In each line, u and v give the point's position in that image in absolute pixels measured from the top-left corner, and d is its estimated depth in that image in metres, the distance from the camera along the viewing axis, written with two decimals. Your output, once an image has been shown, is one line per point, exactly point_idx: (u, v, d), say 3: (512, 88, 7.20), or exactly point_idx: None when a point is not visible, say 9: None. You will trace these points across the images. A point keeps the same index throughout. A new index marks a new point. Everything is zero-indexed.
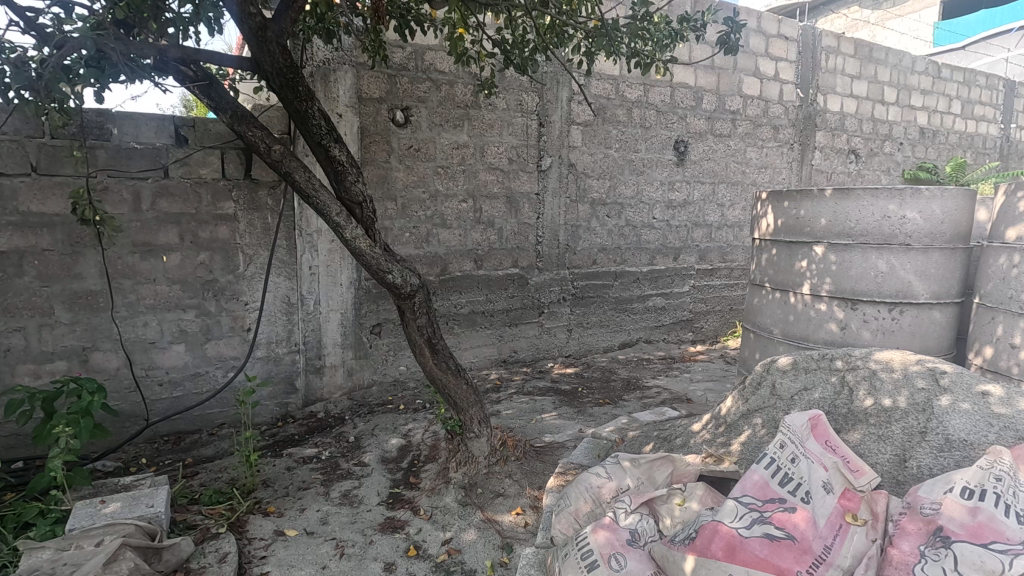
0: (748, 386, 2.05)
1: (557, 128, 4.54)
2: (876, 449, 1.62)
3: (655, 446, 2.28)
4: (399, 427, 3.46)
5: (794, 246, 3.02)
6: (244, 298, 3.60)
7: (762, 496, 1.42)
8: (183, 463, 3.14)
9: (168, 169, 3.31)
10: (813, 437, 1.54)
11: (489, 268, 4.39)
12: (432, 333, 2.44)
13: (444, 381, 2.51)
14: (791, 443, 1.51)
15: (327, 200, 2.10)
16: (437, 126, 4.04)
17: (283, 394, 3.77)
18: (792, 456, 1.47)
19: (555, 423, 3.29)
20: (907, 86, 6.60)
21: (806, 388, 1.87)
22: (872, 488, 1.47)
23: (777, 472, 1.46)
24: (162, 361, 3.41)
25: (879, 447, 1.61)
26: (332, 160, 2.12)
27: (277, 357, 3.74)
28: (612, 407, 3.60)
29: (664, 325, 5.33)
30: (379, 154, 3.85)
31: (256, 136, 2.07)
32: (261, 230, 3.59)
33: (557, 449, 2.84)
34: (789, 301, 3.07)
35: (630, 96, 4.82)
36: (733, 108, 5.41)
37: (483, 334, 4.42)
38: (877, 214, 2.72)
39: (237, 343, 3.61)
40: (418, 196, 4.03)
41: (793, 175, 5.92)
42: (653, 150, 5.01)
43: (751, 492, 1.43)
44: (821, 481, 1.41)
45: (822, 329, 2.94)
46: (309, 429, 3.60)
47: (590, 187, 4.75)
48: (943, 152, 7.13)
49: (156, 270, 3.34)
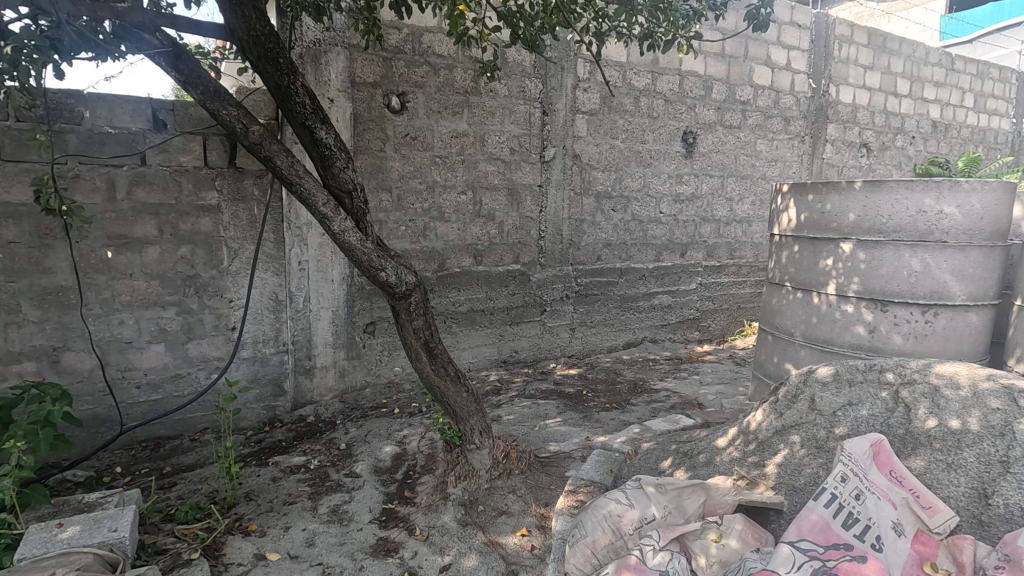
0: (783, 398, 1.86)
1: (562, 117, 4.31)
2: (948, 480, 1.47)
3: (675, 462, 2.07)
4: (394, 433, 3.25)
5: (819, 242, 2.81)
6: (228, 295, 3.37)
7: (825, 540, 1.33)
8: (160, 473, 2.93)
9: (146, 156, 3.07)
10: (876, 467, 1.48)
11: (490, 264, 4.17)
12: (429, 335, 2.22)
13: (442, 390, 2.29)
14: (854, 476, 1.44)
15: (313, 187, 1.87)
16: (435, 113, 3.81)
17: (270, 397, 3.56)
18: (857, 493, 1.41)
19: (560, 429, 3.09)
20: (921, 78, 6.40)
21: (852, 403, 1.70)
22: (949, 530, 1.39)
23: (840, 511, 1.38)
24: (140, 361, 3.19)
25: (951, 478, 1.46)
26: (317, 142, 1.88)
27: (265, 357, 3.52)
28: (619, 412, 3.39)
29: (670, 324, 5.13)
30: (374, 142, 3.62)
31: (231, 116, 1.79)
32: (247, 222, 3.36)
33: (564, 460, 2.64)
34: (812, 301, 2.87)
35: (638, 85, 4.60)
36: (743, 99, 5.19)
37: (483, 333, 4.21)
38: (911, 208, 2.52)
39: (221, 343, 3.39)
40: (415, 187, 3.81)
41: (803, 170, 5.71)
42: (660, 141, 4.79)
43: (810, 536, 1.35)
44: (889, 522, 1.35)
45: (848, 332, 2.74)
46: (297, 433, 3.38)
47: (595, 180, 4.53)
48: (955, 146, 6.94)
49: (132, 264, 3.11)
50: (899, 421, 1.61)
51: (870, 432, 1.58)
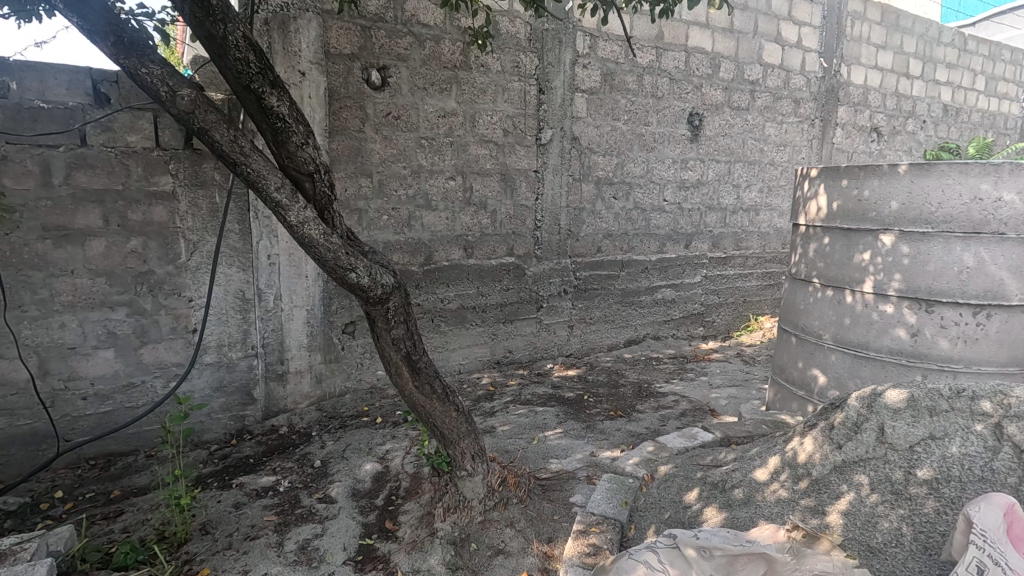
0: (841, 427, 1.58)
1: (559, 95, 3.94)
2: None
3: (704, 497, 1.76)
4: (376, 448, 2.91)
5: (854, 234, 2.49)
6: (187, 293, 2.99)
7: None
8: (108, 498, 2.58)
9: (86, 135, 2.67)
10: (1012, 546, 1.17)
11: (481, 257, 3.82)
12: (411, 346, 1.87)
13: (428, 409, 1.94)
14: (994, 566, 1.13)
15: (264, 167, 1.49)
16: (421, 90, 3.43)
17: (238, 406, 3.20)
18: None
19: (561, 443, 2.77)
20: (933, 59, 6.08)
21: (937, 437, 1.42)
22: None
23: None
24: (85, 369, 2.81)
25: None
26: (266, 110, 1.49)
27: (231, 362, 3.15)
28: (625, 421, 3.08)
29: (673, 319, 4.82)
30: (352, 122, 3.24)
31: (151, 75, 1.40)
32: (207, 211, 2.97)
33: (567, 482, 2.33)
34: (845, 301, 2.56)
35: (641, 62, 4.24)
36: (752, 79, 4.84)
37: (474, 332, 3.87)
38: (965, 195, 2.20)
39: (180, 347, 3.02)
40: (398, 171, 3.43)
41: (812, 155, 5.39)
42: (665, 123, 4.44)
43: None
44: None
45: (886, 335, 2.43)
46: (267, 447, 3.03)
47: (595, 165, 4.18)
48: (965, 132, 6.65)
49: (73, 259, 2.72)
50: (1005, 467, 1.32)
51: (994, 495, 1.26)
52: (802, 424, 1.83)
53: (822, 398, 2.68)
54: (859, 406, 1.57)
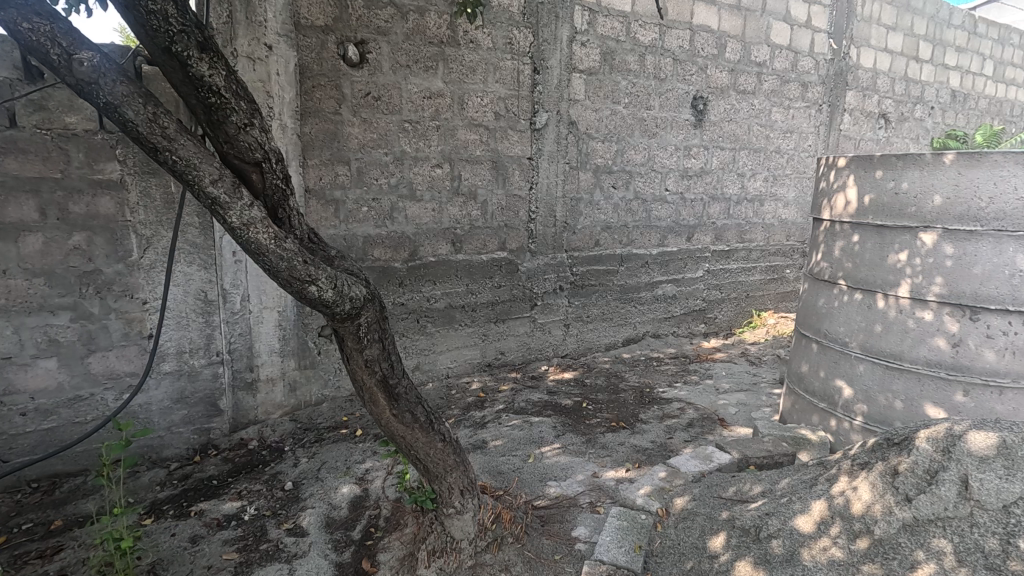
0: (910, 476, 1.36)
1: (556, 75, 3.62)
2: None
3: (735, 547, 1.51)
4: (354, 466, 2.63)
5: (889, 231, 2.22)
6: (141, 295, 2.67)
7: None
8: (47, 530, 2.27)
9: (15, 114, 2.31)
10: None
11: (471, 252, 3.52)
12: (389, 369, 1.58)
13: (408, 440, 1.65)
14: None
15: (196, 154, 1.19)
16: (403, 68, 3.10)
17: (202, 419, 2.89)
18: None
19: (560, 461, 2.51)
20: (943, 42, 5.81)
21: None
22: None
23: None
24: (24, 382, 2.49)
25: None
26: (194, 81, 1.18)
27: (193, 371, 2.83)
28: (628, 434, 2.82)
29: (675, 316, 4.56)
30: (326, 103, 2.91)
31: (37, 32, 1.07)
32: (162, 203, 2.64)
33: (568, 512, 2.07)
34: (876, 305, 2.30)
35: (643, 40, 3.93)
36: (759, 60, 4.54)
37: (464, 334, 3.58)
38: (1021, 189, 1.93)
39: (134, 355, 2.70)
40: (379, 159, 3.11)
41: (819, 142, 5.12)
42: (667, 108, 4.14)
43: None
44: None
45: (922, 345, 2.18)
46: (234, 466, 2.73)
47: (594, 151, 3.88)
48: (972, 119, 6.41)
49: (4, 257, 2.37)
50: None
51: None
52: (848, 461, 1.58)
53: (848, 413, 2.43)
54: (932, 452, 1.36)
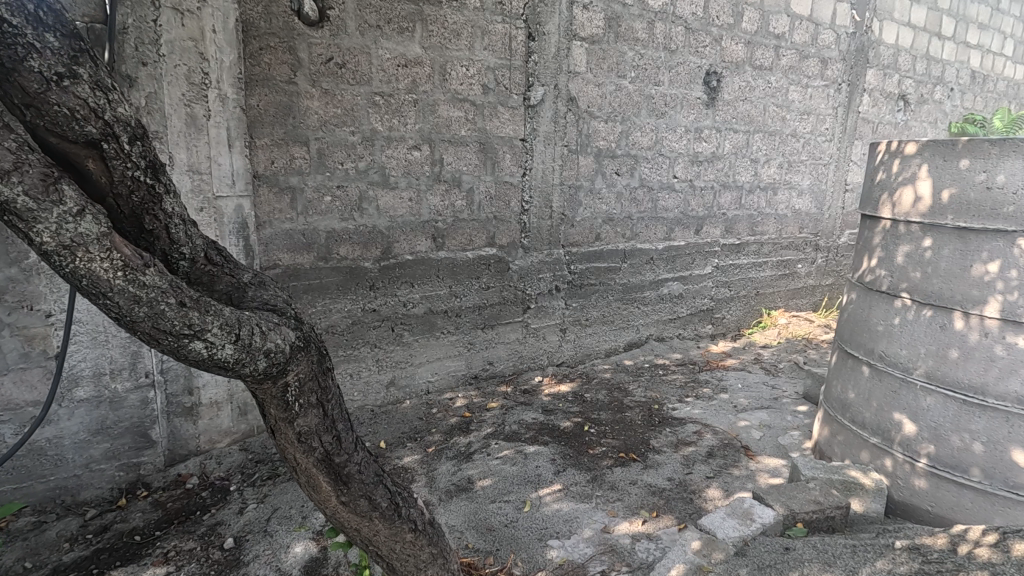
0: None
1: (553, 43, 3.11)
2: None
3: None
4: (312, 517, 2.16)
5: (975, 235, 1.79)
6: (44, 307, 2.14)
7: None
8: None
9: None
10: None
11: (455, 248, 3.03)
12: (334, 443, 1.13)
13: (364, 535, 1.20)
14: None
15: None
16: (373, 29, 2.57)
17: (130, 452, 2.39)
18: None
19: (563, 509, 2.08)
20: (966, 18, 5.37)
21: None
22: None
23: None
24: None
25: None
26: None
27: (116, 397, 2.32)
28: (641, 469, 2.38)
29: (680, 317, 4.14)
30: (279, 70, 2.39)
31: None
32: None
33: None
34: (951, 326, 1.87)
35: (652, 5, 3.42)
36: (778, 32, 4.06)
37: (446, 343, 3.12)
38: None
39: (38, 380, 2.18)
40: (344, 138, 2.60)
41: (837, 126, 4.67)
42: (678, 83, 3.66)
43: None
44: None
45: (1013, 377, 1.75)
46: (165, 514, 2.24)
47: (595, 133, 3.39)
48: (990, 102, 6.02)
49: None
50: None
51: None
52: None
53: (910, 453, 2.01)
54: None
